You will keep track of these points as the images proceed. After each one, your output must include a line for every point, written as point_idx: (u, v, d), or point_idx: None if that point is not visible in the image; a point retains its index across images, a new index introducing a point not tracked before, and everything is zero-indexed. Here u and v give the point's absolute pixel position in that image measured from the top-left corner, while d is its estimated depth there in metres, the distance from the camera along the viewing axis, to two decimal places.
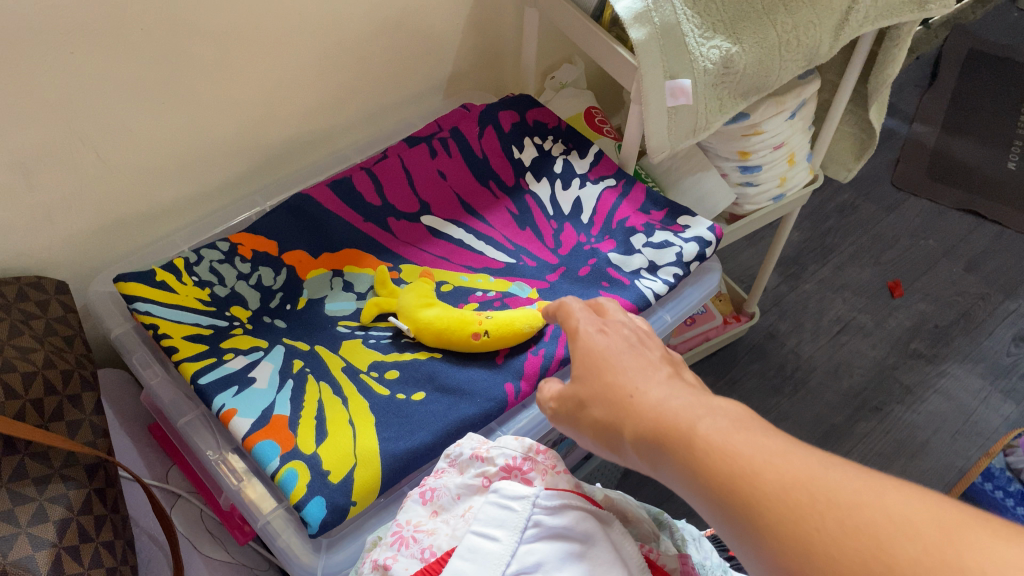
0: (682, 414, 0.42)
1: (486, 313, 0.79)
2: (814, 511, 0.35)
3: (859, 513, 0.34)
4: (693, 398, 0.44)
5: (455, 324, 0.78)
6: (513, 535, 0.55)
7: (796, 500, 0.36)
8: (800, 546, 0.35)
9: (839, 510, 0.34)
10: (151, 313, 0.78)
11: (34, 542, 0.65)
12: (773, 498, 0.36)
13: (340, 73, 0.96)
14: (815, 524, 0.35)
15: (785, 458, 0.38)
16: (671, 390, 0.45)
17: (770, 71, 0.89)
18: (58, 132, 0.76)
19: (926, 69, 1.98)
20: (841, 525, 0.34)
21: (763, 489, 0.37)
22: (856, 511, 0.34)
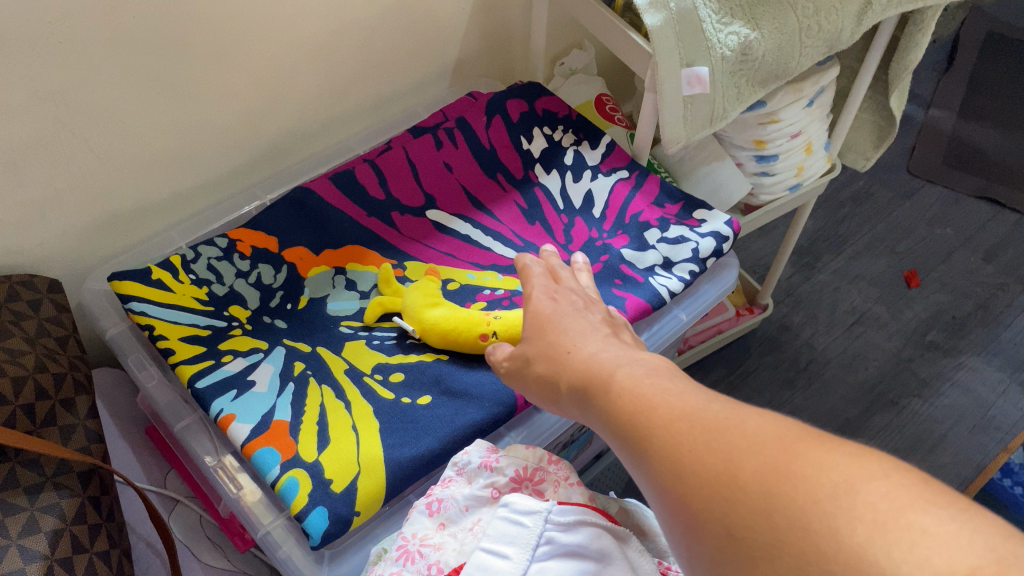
0: (605, 365, 0.49)
1: (495, 313, 0.76)
2: (684, 433, 0.39)
3: (722, 433, 0.38)
4: (620, 357, 0.50)
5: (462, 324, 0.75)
6: (524, 552, 0.52)
7: (673, 427, 0.40)
8: (671, 465, 0.39)
9: (703, 429, 0.39)
10: (146, 314, 0.75)
11: (25, 555, 0.62)
12: (657, 426, 0.41)
13: (342, 61, 0.93)
14: (685, 442, 0.39)
15: (675, 395, 0.42)
16: (604, 349, 0.51)
17: (790, 58, 0.85)
18: (48, 124, 0.73)
19: (943, 53, 1.93)
20: (704, 443, 0.38)
21: (652, 420, 0.41)
22: (717, 431, 0.38)
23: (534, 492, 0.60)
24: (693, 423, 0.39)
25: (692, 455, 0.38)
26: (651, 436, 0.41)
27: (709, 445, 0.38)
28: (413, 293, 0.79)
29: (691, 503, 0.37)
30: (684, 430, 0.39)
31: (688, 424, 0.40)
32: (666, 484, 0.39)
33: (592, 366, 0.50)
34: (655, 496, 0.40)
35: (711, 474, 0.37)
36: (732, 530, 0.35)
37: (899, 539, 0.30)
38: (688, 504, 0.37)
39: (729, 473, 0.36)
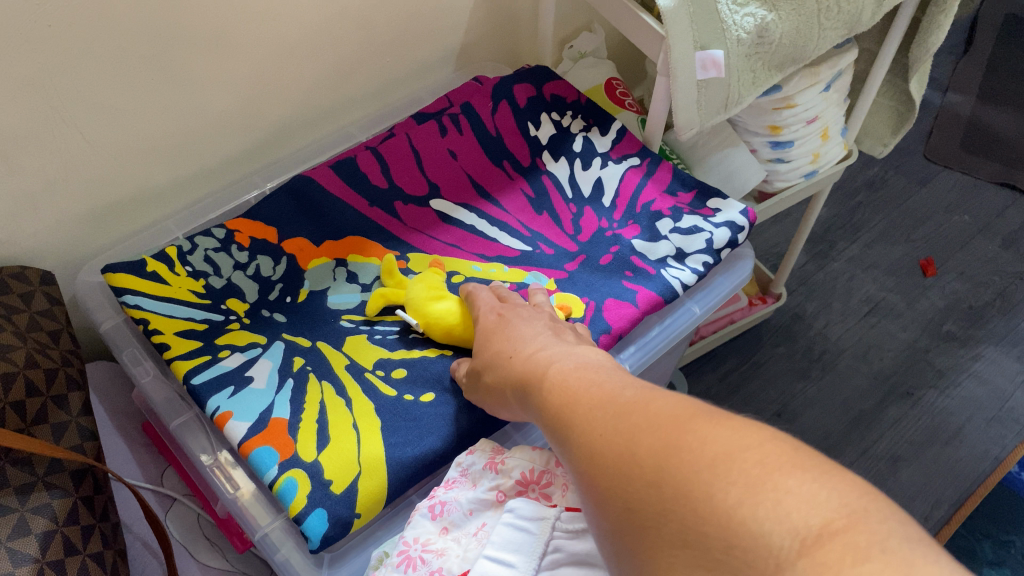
0: (543, 364, 0.54)
1: None
2: (599, 418, 0.42)
3: (628, 417, 0.40)
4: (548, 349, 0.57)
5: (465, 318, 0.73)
6: (531, 561, 0.50)
7: (592, 414, 0.43)
8: (586, 449, 0.41)
9: (612, 414, 0.41)
10: (141, 307, 0.73)
11: (14, 558, 0.60)
12: (578, 414, 0.44)
13: (343, 45, 0.90)
14: (598, 426, 0.42)
15: (596, 387, 0.46)
16: (538, 344, 0.58)
17: (808, 40, 0.82)
18: (39, 111, 0.70)
19: (961, 35, 1.89)
20: (612, 425, 0.41)
21: (574, 411, 0.45)
22: (624, 414, 0.41)
23: (541, 496, 0.57)
24: (608, 410, 0.42)
25: (602, 437, 0.41)
26: (573, 424, 0.44)
27: (616, 427, 0.40)
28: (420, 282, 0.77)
29: (597, 481, 0.39)
30: (598, 416, 0.42)
31: (603, 411, 0.42)
32: (580, 465, 0.41)
33: (525, 359, 0.57)
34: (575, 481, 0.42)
35: (615, 452, 0.39)
36: (628, 503, 0.37)
37: (764, 500, 0.33)
38: (595, 480, 0.39)
39: (628, 449, 0.38)
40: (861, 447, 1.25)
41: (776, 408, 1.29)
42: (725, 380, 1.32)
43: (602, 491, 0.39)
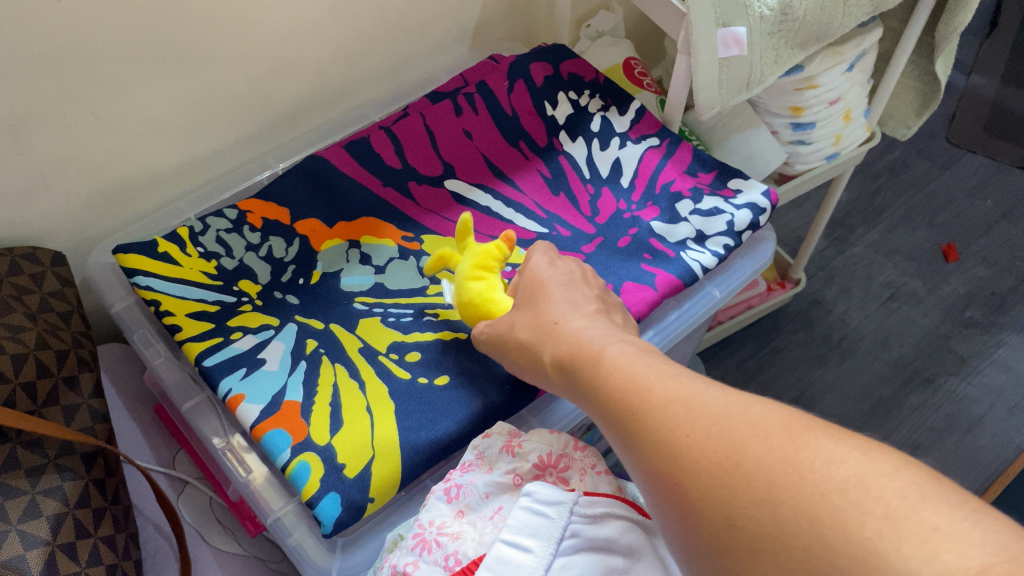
0: (598, 346, 0.52)
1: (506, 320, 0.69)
2: (680, 419, 0.41)
3: (725, 422, 0.39)
4: (601, 328, 0.54)
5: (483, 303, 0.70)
6: (548, 546, 0.48)
7: (671, 416, 0.41)
8: (665, 448, 0.40)
9: (703, 418, 0.40)
10: (152, 288, 0.72)
11: (25, 541, 0.59)
12: (655, 412, 0.42)
13: (357, 24, 0.88)
14: (689, 430, 0.40)
15: (673, 380, 0.44)
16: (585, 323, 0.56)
17: (833, 18, 0.80)
18: (50, 90, 0.69)
19: (986, 15, 1.84)
20: (704, 431, 0.39)
21: (648, 405, 0.43)
22: (717, 419, 0.39)
23: (558, 479, 0.56)
24: (691, 414, 0.41)
25: (691, 440, 0.39)
26: (653, 421, 0.42)
27: (709, 432, 0.39)
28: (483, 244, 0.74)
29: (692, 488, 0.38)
30: (685, 417, 0.41)
31: (688, 409, 0.41)
32: (659, 466, 0.40)
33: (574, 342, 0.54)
34: (650, 480, 0.41)
35: (715, 464, 0.38)
36: (729, 518, 0.36)
37: (908, 537, 0.31)
38: (688, 487, 0.38)
39: (733, 467, 0.37)
40: (880, 434, 1.23)
41: (794, 395, 1.27)
42: (742, 366, 1.31)
43: (699, 504, 0.38)
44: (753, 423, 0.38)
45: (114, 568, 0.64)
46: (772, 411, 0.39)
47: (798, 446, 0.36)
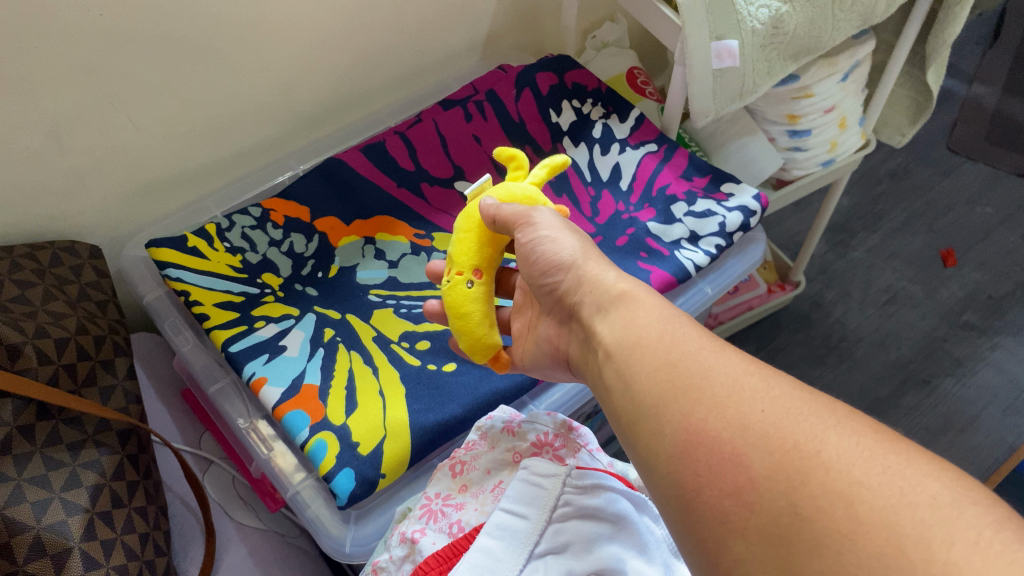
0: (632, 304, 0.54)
1: (482, 281, 0.66)
2: (676, 383, 0.43)
3: (726, 387, 0.42)
4: (564, 230, 0.59)
5: (483, 251, 0.66)
6: (542, 513, 0.52)
7: (662, 376, 0.44)
8: (737, 418, 0.40)
9: (697, 374, 0.43)
10: (182, 280, 0.78)
11: (67, 507, 0.64)
12: (643, 371, 0.46)
13: (375, 34, 0.94)
14: (679, 393, 0.43)
15: (658, 331, 0.48)
16: (543, 218, 0.60)
17: (822, 32, 0.84)
18: (90, 94, 0.75)
19: (989, 27, 1.88)
20: (701, 393, 0.42)
21: (709, 372, 0.43)
22: (717, 381, 0.42)
23: (554, 455, 0.59)
24: (681, 372, 0.44)
25: (767, 417, 0.39)
26: (642, 377, 0.46)
27: (709, 398, 0.41)
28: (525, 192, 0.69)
29: (680, 457, 0.40)
30: (676, 375, 0.44)
31: (680, 369, 0.44)
32: (725, 432, 0.39)
33: (536, 248, 0.58)
34: (700, 442, 0.40)
35: (711, 428, 0.40)
36: (796, 508, 0.35)
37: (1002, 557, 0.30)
38: (681, 457, 0.40)
39: (726, 433, 0.39)
40: None
41: None
42: None
43: (729, 478, 0.38)
44: (750, 386, 0.41)
45: (145, 536, 0.69)
46: (759, 373, 0.42)
47: (789, 415, 0.39)
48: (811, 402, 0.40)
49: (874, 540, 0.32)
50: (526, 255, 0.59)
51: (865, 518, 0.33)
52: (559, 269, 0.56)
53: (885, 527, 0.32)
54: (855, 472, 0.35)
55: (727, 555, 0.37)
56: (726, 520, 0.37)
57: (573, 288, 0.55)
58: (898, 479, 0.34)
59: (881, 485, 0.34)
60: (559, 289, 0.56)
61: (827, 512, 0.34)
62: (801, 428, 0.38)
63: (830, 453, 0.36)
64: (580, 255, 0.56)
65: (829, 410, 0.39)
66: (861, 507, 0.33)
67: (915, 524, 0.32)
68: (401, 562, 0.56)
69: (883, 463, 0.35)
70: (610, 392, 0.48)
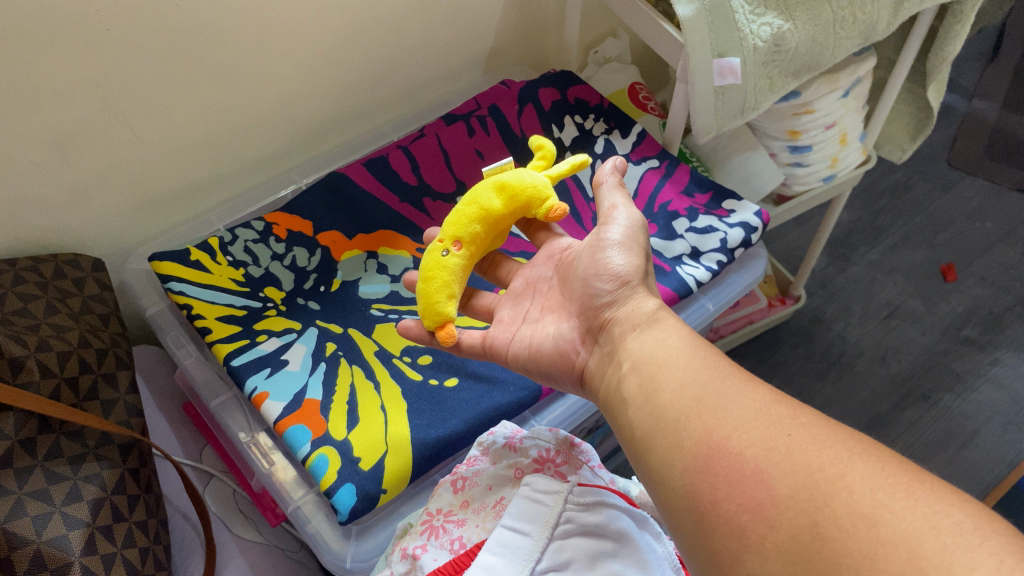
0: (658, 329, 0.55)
1: (460, 255, 0.67)
2: (700, 401, 0.44)
3: (754, 411, 0.43)
4: (637, 248, 0.59)
5: (473, 227, 0.68)
6: (543, 530, 0.51)
7: (689, 393, 0.45)
8: (763, 440, 0.41)
9: (726, 395, 0.44)
10: (184, 293, 0.78)
11: (67, 521, 0.64)
12: (670, 387, 0.47)
13: (378, 49, 0.95)
14: (703, 410, 0.44)
15: (692, 355, 0.48)
16: (626, 224, 0.60)
17: (824, 49, 0.84)
18: (95, 109, 0.76)
19: (988, 43, 1.89)
20: (726, 412, 0.43)
21: (734, 395, 0.44)
22: (747, 403, 0.43)
23: (556, 472, 0.59)
24: (709, 392, 0.45)
25: (791, 441, 0.40)
26: (665, 391, 0.47)
27: (734, 418, 0.42)
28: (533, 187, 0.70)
29: (698, 470, 0.42)
30: (703, 394, 0.45)
31: (709, 389, 0.45)
32: (748, 453, 0.40)
33: (605, 254, 0.58)
34: (723, 459, 0.41)
35: (733, 446, 0.41)
36: (816, 531, 0.36)
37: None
38: (699, 471, 0.42)
39: (750, 451, 0.41)
40: None
41: None
42: None
43: (750, 495, 0.39)
44: (777, 413, 0.42)
45: (145, 551, 0.69)
46: (787, 403, 0.43)
47: (814, 440, 0.40)
48: (836, 429, 0.41)
49: (894, 562, 0.33)
50: (594, 250, 0.60)
51: (886, 540, 0.34)
52: (612, 279, 0.57)
53: (907, 550, 0.33)
54: (878, 495, 0.36)
55: (740, 569, 0.38)
56: (742, 534, 0.38)
57: (623, 300, 0.55)
58: (921, 504, 0.35)
59: (905, 509, 0.35)
60: (602, 298, 0.57)
61: (849, 532, 0.35)
62: (826, 452, 0.39)
63: (853, 477, 0.37)
64: (637, 276, 0.57)
65: (854, 438, 0.40)
66: (884, 528, 0.34)
67: (937, 548, 0.33)
68: None
69: (906, 488, 0.36)
70: (627, 402, 0.49)
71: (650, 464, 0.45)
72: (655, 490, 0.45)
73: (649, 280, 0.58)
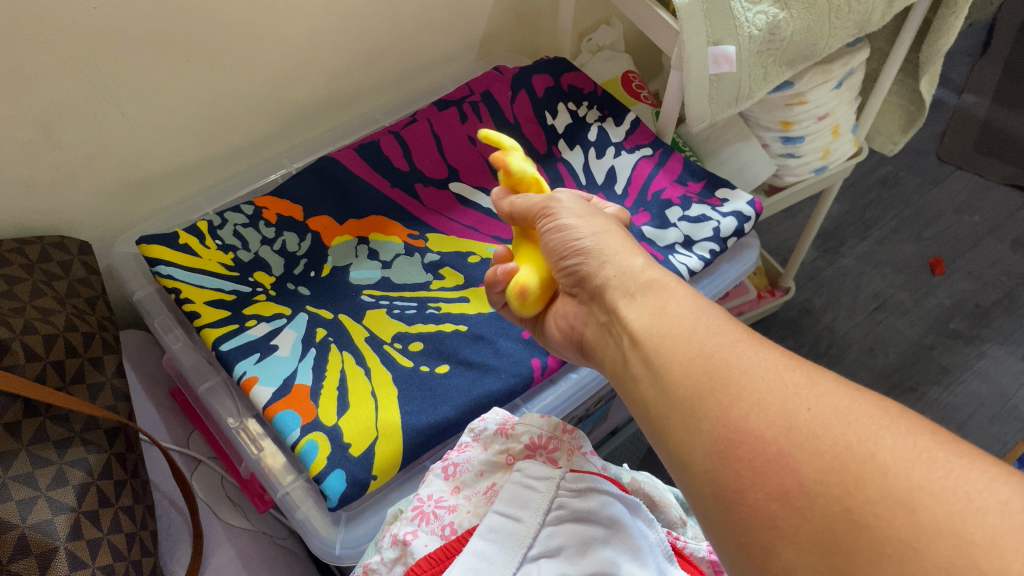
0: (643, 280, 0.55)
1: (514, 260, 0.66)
2: (712, 376, 0.44)
3: (768, 382, 0.42)
4: (587, 214, 0.60)
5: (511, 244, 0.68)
6: (536, 515, 0.50)
7: (698, 367, 0.45)
8: (783, 417, 0.40)
9: (738, 366, 0.44)
10: (173, 277, 0.77)
11: (53, 505, 0.63)
12: (678, 360, 0.46)
13: (370, 32, 0.94)
14: (715, 386, 0.43)
15: (694, 322, 0.48)
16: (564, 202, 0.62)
17: (819, 39, 0.84)
18: (82, 89, 0.74)
19: (979, 38, 1.89)
20: (740, 387, 0.43)
21: (729, 369, 0.44)
22: (757, 374, 0.43)
23: (548, 459, 0.58)
24: (719, 364, 0.44)
25: (813, 416, 0.40)
26: (674, 367, 0.46)
27: (749, 396, 0.42)
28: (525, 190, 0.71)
29: (720, 455, 0.41)
30: (713, 367, 0.44)
31: (719, 361, 0.44)
32: (769, 432, 0.40)
33: (561, 232, 0.60)
34: (746, 444, 0.40)
35: (752, 428, 0.41)
36: (851, 515, 0.36)
37: None
38: (721, 455, 0.41)
39: (771, 433, 0.40)
40: None
41: None
42: None
43: (773, 481, 0.39)
44: (793, 383, 0.42)
45: (132, 536, 0.68)
46: (801, 368, 0.43)
47: (838, 414, 0.39)
48: (860, 401, 0.40)
49: (939, 549, 0.33)
50: (548, 243, 0.61)
51: (928, 526, 0.34)
52: (579, 254, 0.58)
53: (952, 536, 0.33)
54: (914, 476, 0.36)
55: (776, 563, 0.37)
56: (774, 525, 0.38)
57: (595, 268, 0.56)
58: (963, 484, 0.35)
59: (945, 491, 0.35)
60: (579, 272, 0.58)
61: (888, 519, 0.35)
62: (853, 428, 0.38)
63: (885, 456, 0.37)
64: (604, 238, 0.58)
65: (879, 408, 0.40)
66: (924, 514, 0.34)
67: (985, 532, 0.33)
68: (393, 565, 0.55)
69: (945, 466, 0.36)
70: (637, 379, 0.49)
71: (669, 444, 0.45)
72: (677, 477, 0.44)
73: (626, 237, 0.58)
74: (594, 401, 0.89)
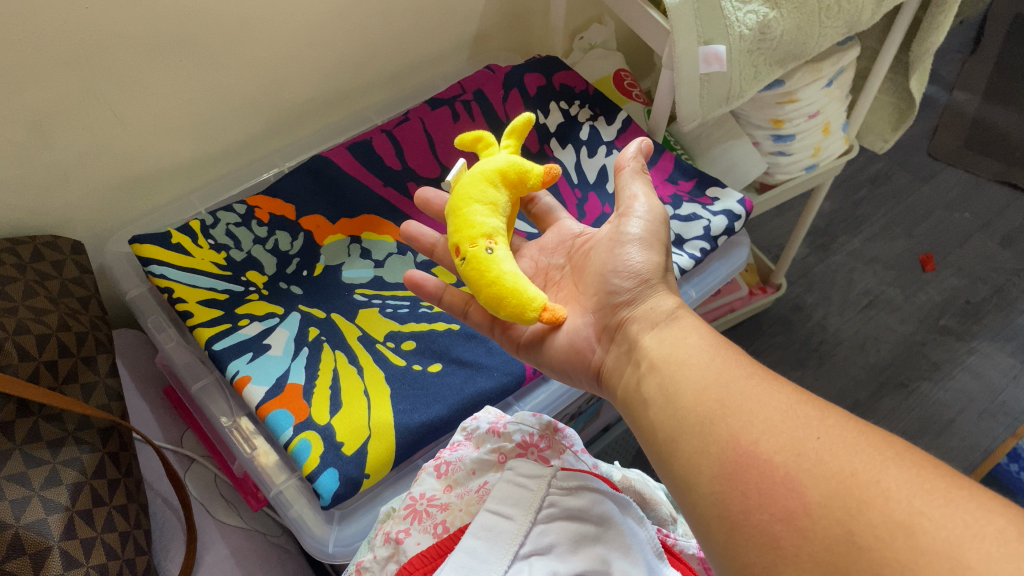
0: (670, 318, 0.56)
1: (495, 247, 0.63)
2: (724, 403, 0.45)
3: (780, 412, 0.43)
4: (657, 243, 0.60)
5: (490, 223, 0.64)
6: (527, 514, 0.51)
7: (711, 394, 0.46)
8: (792, 443, 0.41)
9: (748, 396, 0.45)
10: (165, 277, 0.77)
11: (46, 505, 0.63)
12: (691, 387, 0.47)
13: (362, 32, 0.94)
14: (726, 413, 0.44)
15: (711, 354, 0.49)
16: (647, 217, 0.60)
17: (808, 38, 0.84)
18: (74, 90, 0.74)
19: (970, 35, 1.90)
20: (750, 414, 0.43)
21: (740, 396, 0.45)
22: (771, 406, 0.44)
23: (540, 458, 0.58)
24: (732, 394, 0.45)
25: (822, 442, 0.40)
26: (689, 393, 0.47)
27: (760, 423, 0.43)
28: (479, 168, 0.66)
29: (727, 478, 0.42)
30: (726, 396, 0.45)
31: (731, 390, 0.45)
32: (778, 458, 0.41)
33: (621, 254, 0.59)
34: (755, 471, 0.41)
35: (761, 452, 0.42)
36: (852, 538, 0.36)
37: None
38: (728, 478, 0.42)
39: (779, 457, 0.41)
40: None
41: None
42: None
43: (779, 501, 0.39)
44: (805, 415, 0.43)
45: (126, 535, 0.68)
46: (813, 403, 0.44)
47: (845, 443, 0.40)
48: (869, 434, 0.40)
49: (935, 569, 0.34)
50: (613, 244, 0.60)
51: (926, 548, 0.34)
52: (631, 277, 0.57)
53: (949, 559, 0.34)
54: (915, 502, 0.36)
55: None
56: (777, 545, 0.38)
57: (636, 303, 0.56)
58: (961, 512, 0.35)
59: (943, 517, 0.35)
60: (620, 296, 0.57)
61: (887, 541, 0.35)
62: (859, 457, 0.39)
63: (888, 482, 0.37)
64: (656, 274, 0.58)
65: (887, 441, 0.40)
66: (923, 537, 0.35)
67: (980, 556, 0.33)
68: (385, 562, 0.55)
69: (944, 495, 0.36)
70: (649, 403, 0.50)
71: (675, 469, 0.45)
72: (678, 493, 0.45)
73: (667, 277, 0.59)
74: (586, 398, 0.89)
